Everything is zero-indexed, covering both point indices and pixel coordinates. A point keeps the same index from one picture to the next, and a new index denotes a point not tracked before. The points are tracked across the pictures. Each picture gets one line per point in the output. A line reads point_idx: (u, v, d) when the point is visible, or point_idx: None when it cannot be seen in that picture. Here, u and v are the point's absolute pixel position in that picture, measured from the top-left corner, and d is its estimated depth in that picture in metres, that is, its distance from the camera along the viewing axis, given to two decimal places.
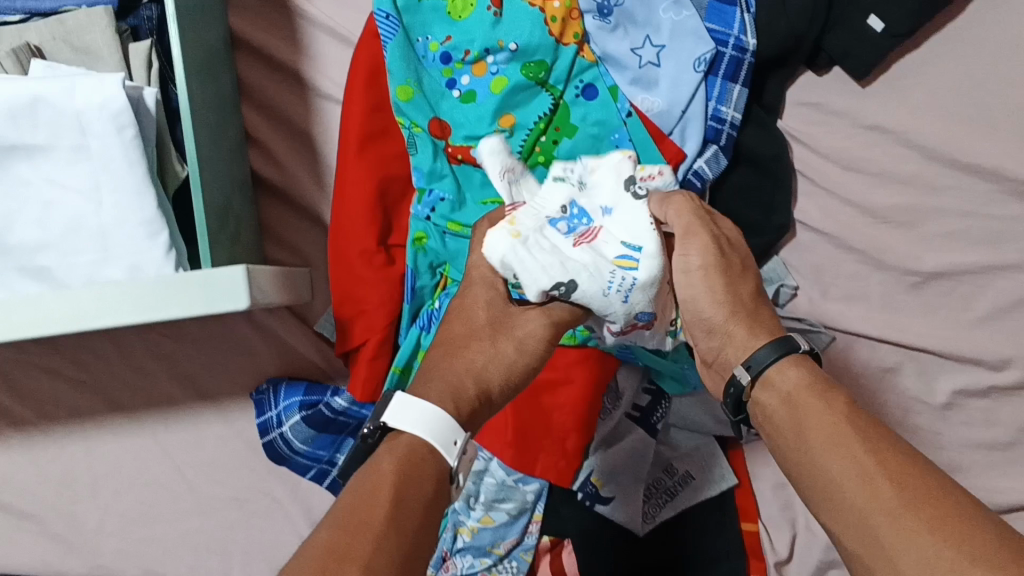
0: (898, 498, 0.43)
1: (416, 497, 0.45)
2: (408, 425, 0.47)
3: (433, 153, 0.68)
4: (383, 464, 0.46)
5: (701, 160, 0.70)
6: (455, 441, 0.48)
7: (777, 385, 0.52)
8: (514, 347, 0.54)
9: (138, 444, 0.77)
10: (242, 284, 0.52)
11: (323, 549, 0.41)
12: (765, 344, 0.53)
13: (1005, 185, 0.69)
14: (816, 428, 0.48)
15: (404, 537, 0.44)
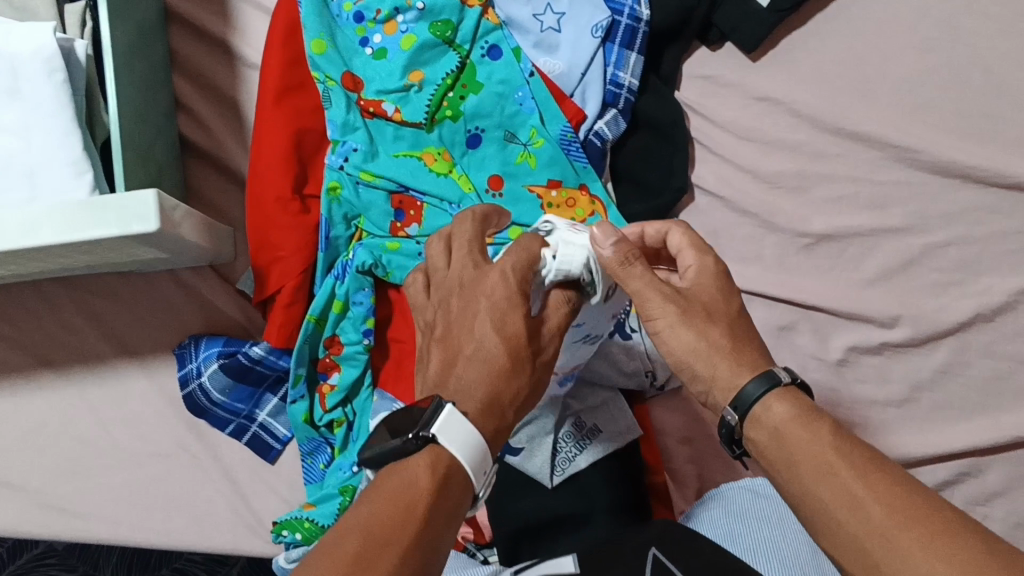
0: (887, 516, 0.42)
1: (445, 514, 0.43)
2: (453, 444, 0.45)
3: (346, 105, 0.70)
4: (421, 475, 0.43)
5: (601, 122, 0.73)
6: (484, 470, 0.46)
7: (764, 422, 0.48)
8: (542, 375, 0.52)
9: (63, 400, 0.79)
10: (151, 208, 0.58)
11: (348, 560, 0.38)
12: (752, 377, 0.49)
13: (888, 152, 0.74)
14: (806, 462, 0.46)
15: (427, 558, 0.41)
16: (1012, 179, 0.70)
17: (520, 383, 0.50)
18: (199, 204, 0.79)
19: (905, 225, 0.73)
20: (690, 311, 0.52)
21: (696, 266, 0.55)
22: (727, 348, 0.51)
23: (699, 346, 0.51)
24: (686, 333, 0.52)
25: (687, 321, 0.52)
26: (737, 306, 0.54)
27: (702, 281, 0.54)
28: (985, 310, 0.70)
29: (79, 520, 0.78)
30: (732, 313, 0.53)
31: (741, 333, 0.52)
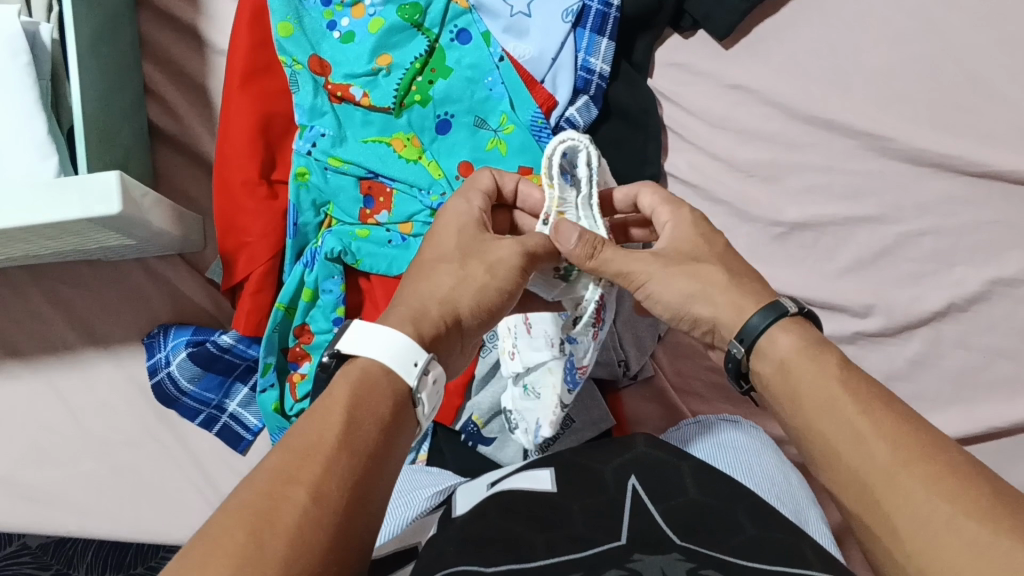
0: (890, 454, 0.43)
1: (369, 417, 0.45)
2: (367, 348, 0.48)
3: (313, 90, 0.71)
4: (338, 389, 0.46)
5: (573, 109, 0.71)
6: (414, 362, 0.49)
7: (768, 353, 0.51)
8: (484, 270, 0.55)
9: (32, 388, 0.79)
10: (113, 189, 0.58)
11: (272, 473, 0.41)
12: (755, 311, 0.52)
13: (861, 140, 0.73)
14: (811, 395, 0.47)
15: (356, 461, 0.43)
16: (988, 169, 0.69)
17: (452, 279, 0.54)
18: (170, 190, 0.80)
19: (880, 214, 0.72)
20: (675, 260, 0.56)
21: (671, 221, 0.59)
22: (724, 288, 0.54)
23: (696, 287, 0.55)
24: (683, 280, 0.55)
25: (679, 267, 0.56)
26: (722, 246, 0.57)
27: (682, 231, 0.58)
28: (958, 300, 0.70)
29: (48, 509, 0.77)
30: (720, 252, 0.57)
31: (733, 271, 0.55)
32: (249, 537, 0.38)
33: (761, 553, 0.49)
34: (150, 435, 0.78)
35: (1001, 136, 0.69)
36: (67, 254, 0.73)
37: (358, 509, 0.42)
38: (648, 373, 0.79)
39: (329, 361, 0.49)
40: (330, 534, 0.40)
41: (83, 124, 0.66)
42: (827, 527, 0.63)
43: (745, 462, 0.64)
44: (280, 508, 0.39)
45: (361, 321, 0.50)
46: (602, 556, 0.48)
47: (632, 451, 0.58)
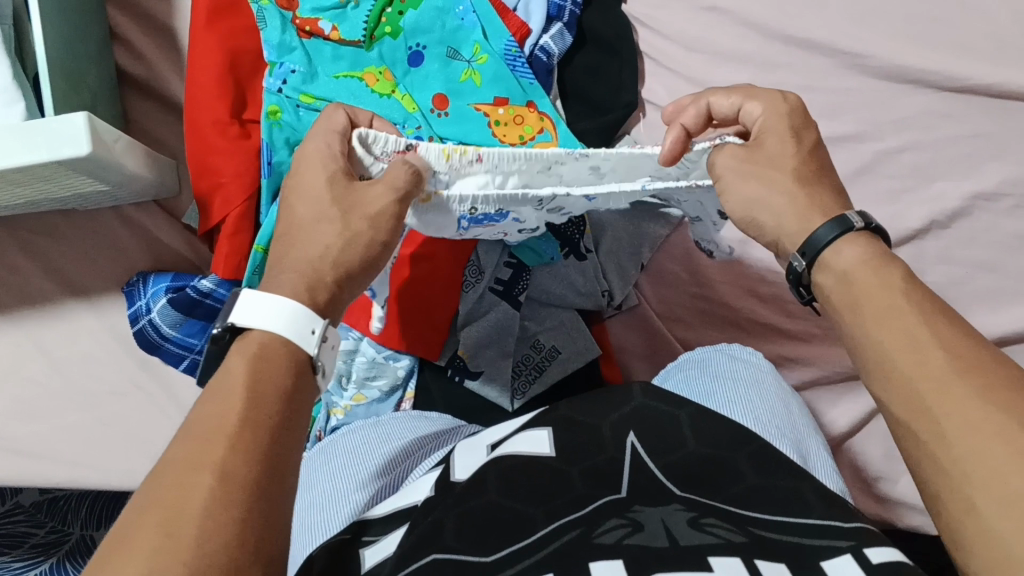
0: (949, 365, 0.42)
1: (271, 387, 0.43)
2: (263, 322, 0.46)
3: (281, 25, 0.70)
4: (234, 366, 0.44)
5: (546, 37, 0.73)
6: (313, 329, 0.47)
7: (832, 264, 0.50)
8: (368, 224, 0.52)
9: (12, 342, 0.78)
10: (80, 128, 0.56)
11: (173, 466, 0.39)
12: (825, 222, 0.50)
13: (839, 58, 0.73)
14: (870, 306, 0.47)
15: (262, 434, 0.42)
16: (966, 83, 0.69)
17: (336, 239, 0.51)
18: (141, 136, 0.79)
19: (858, 131, 0.72)
20: (761, 163, 0.53)
21: (762, 114, 0.55)
22: (796, 193, 0.52)
23: (763, 196, 0.53)
24: (750, 184, 0.53)
25: (749, 170, 0.53)
26: (807, 144, 0.54)
27: (773, 121, 0.54)
28: (939, 216, 0.69)
29: (38, 462, 0.77)
30: (800, 156, 0.54)
31: (809, 175, 0.53)
32: (158, 531, 0.36)
33: (763, 500, 0.50)
34: (136, 383, 0.79)
35: (979, 47, 0.69)
36: (41, 204, 0.73)
37: (280, 476, 0.41)
38: (632, 302, 0.79)
39: (219, 334, 0.46)
40: (243, 513, 0.38)
41: (48, 68, 0.64)
42: (828, 454, 0.63)
43: (743, 396, 0.63)
44: (183, 498, 0.38)
45: (251, 291, 0.46)
46: (603, 508, 0.50)
47: (631, 403, 0.57)
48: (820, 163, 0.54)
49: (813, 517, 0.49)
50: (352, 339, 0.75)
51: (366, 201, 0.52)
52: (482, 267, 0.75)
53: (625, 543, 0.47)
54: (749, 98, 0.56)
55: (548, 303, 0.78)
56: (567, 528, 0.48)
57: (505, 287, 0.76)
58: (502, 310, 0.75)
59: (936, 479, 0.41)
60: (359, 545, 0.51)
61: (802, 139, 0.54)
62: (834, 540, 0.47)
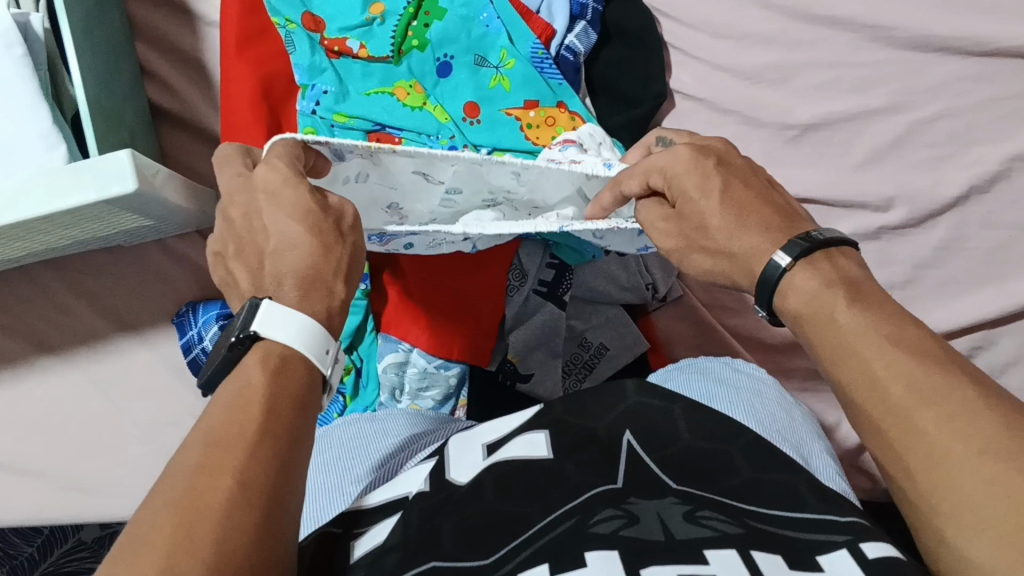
0: (905, 396, 0.43)
1: (288, 398, 0.43)
2: (282, 334, 0.45)
3: (309, 47, 0.71)
4: (253, 376, 0.43)
5: (571, 35, 0.74)
6: (326, 350, 0.47)
7: (784, 309, 0.50)
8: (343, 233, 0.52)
9: (71, 382, 0.80)
10: (124, 165, 0.57)
11: (193, 466, 0.38)
12: (766, 262, 0.50)
13: (864, 32, 0.72)
14: (825, 343, 0.47)
15: (279, 444, 0.41)
16: (998, 45, 0.68)
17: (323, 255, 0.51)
18: (179, 168, 0.80)
19: (891, 103, 0.71)
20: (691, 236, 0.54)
21: (665, 177, 0.54)
22: (736, 251, 0.52)
23: (714, 265, 0.54)
24: (700, 258, 0.54)
25: (696, 247, 0.54)
26: (718, 189, 0.53)
27: (681, 171, 0.54)
28: (978, 181, 0.69)
29: (108, 498, 0.80)
30: (721, 202, 0.52)
31: (740, 221, 0.51)
32: (177, 531, 0.35)
33: (758, 493, 0.52)
34: (194, 412, 0.80)
35: (1007, 7, 0.68)
36: (90, 243, 0.74)
37: (290, 484, 0.41)
38: (677, 293, 0.79)
39: (239, 342, 0.44)
40: (259, 520, 0.38)
41: (88, 109, 0.65)
42: (831, 459, 0.62)
43: (745, 398, 0.63)
44: (206, 498, 0.37)
45: (271, 303, 0.46)
46: (599, 496, 0.50)
47: (626, 401, 0.59)
48: (740, 178, 0.54)
49: (810, 511, 0.50)
50: (403, 351, 0.73)
51: (342, 214, 0.52)
52: (526, 271, 0.75)
53: (620, 534, 0.47)
54: (654, 167, 0.55)
55: (591, 300, 0.78)
56: (564, 518, 0.49)
57: (550, 289, 0.76)
58: (547, 312, 0.76)
59: (914, 511, 0.42)
60: (350, 537, 0.52)
61: (714, 182, 0.53)
62: (831, 535, 0.47)
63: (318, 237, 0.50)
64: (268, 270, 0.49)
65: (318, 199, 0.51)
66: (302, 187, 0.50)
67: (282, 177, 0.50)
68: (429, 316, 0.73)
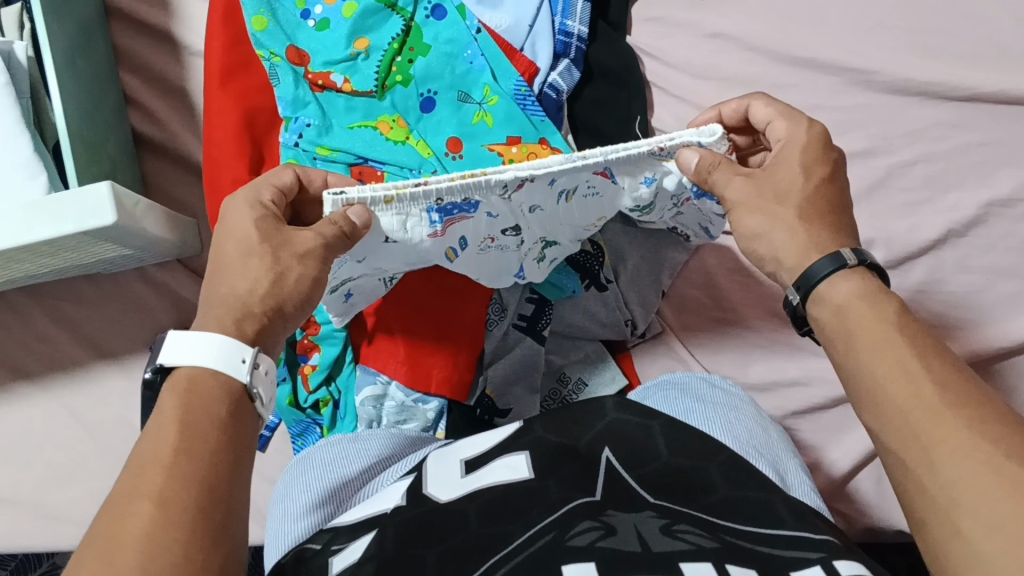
0: (941, 397, 0.44)
1: (203, 414, 0.45)
2: (189, 359, 0.47)
3: (294, 81, 0.72)
4: (167, 404, 0.45)
5: (555, 74, 0.75)
6: (242, 358, 0.48)
7: (828, 298, 0.52)
8: (294, 260, 0.53)
9: (45, 409, 0.80)
10: (103, 197, 0.57)
11: (119, 497, 0.41)
12: (824, 256, 0.53)
13: (844, 76, 0.73)
14: (866, 339, 0.49)
15: (199, 460, 0.43)
16: (974, 92, 0.69)
17: (264, 277, 0.52)
18: (161, 197, 0.81)
19: (869, 146, 0.72)
20: (761, 195, 0.56)
21: (787, 139, 0.57)
22: (796, 230, 0.54)
23: (766, 229, 0.55)
24: (758, 217, 0.56)
25: (761, 202, 0.56)
26: (818, 177, 0.56)
27: (789, 154, 0.57)
28: (956, 225, 0.69)
29: (75, 525, 0.78)
30: (814, 186, 0.56)
31: (815, 211, 0.55)
32: (99, 561, 0.37)
33: (735, 511, 0.52)
34: None
35: (984, 55, 0.70)
36: (66, 271, 0.74)
37: (221, 499, 0.42)
38: (656, 330, 0.79)
39: (151, 378, 0.48)
40: (184, 530, 0.39)
41: (69, 139, 0.65)
42: (806, 475, 0.63)
43: (721, 415, 0.64)
44: (123, 525, 0.39)
45: (174, 332, 0.48)
46: (579, 509, 0.51)
47: (603, 420, 0.59)
48: (837, 187, 0.57)
49: (786, 530, 0.50)
50: (380, 384, 0.73)
51: (295, 241, 0.53)
52: (506, 304, 0.76)
53: (597, 545, 0.46)
54: (784, 124, 0.58)
55: (571, 336, 0.78)
56: (543, 533, 0.48)
57: (529, 324, 0.76)
58: (527, 347, 0.75)
59: (925, 506, 0.42)
60: (327, 554, 0.51)
61: (817, 171, 0.56)
62: (805, 552, 0.47)
63: (247, 258, 0.52)
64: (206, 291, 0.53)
65: (268, 225, 0.54)
66: (249, 214, 0.54)
67: (246, 203, 0.55)
68: (408, 349, 0.73)
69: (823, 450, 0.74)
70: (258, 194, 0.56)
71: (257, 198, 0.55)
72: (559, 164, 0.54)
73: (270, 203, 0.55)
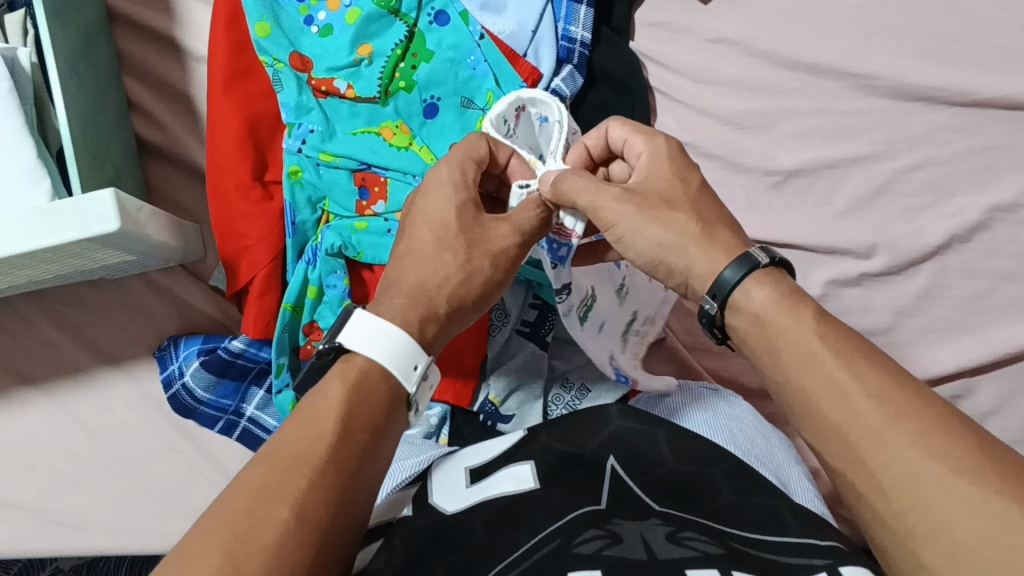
0: (877, 413, 0.43)
1: (363, 422, 0.46)
2: (366, 349, 0.49)
3: (297, 88, 0.73)
4: (332, 393, 0.47)
5: (557, 80, 0.74)
6: (415, 365, 0.51)
7: (745, 307, 0.50)
8: (489, 262, 0.56)
9: (49, 414, 0.80)
10: (106, 204, 0.57)
11: (255, 486, 0.42)
12: (728, 263, 0.51)
13: (847, 81, 0.73)
14: (792, 354, 0.47)
15: (341, 473, 0.44)
16: (977, 97, 0.69)
17: (458, 271, 0.55)
18: (163, 202, 0.81)
19: (872, 151, 0.72)
20: (649, 205, 0.55)
21: (648, 152, 0.58)
22: (702, 236, 0.53)
23: (670, 237, 0.53)
24: (652, 226, 0.54)
25: (651, 212, 0.54)
26: (695, 188, 0.57)
27: (656, 165, 0.58)
28: (960, 230, 0.69)
29: (78, 531, 0.78)
30: (693, 192, 0.56)
31: (707, 214, 0.55)
32: (230, 558, 0.38)
33: (740, 516, 0.52)
34: (171, 447, 0.80)
35: (986, 59, 0.70)
36: (71, 277, 0.74)
37: (339, 519, 0.43)
38: (660, 334, 0.78)
39: (325, 352, 0.50)
40: (311, 550, 0.41)
41: (72, 145, 0.65)
42: (809, 482, 0.64)
43: (724, 423, 0.65)
44: (261, 522, 0.40)
45: (364, 312, 0.50)
46: (582, 518, 0.50)
47: (609, 427, 0.59)
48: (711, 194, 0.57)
49: (791, 536, 0.49)
50: None
51: (490, 238, 0.56)
52: (508, 310, 0.76)
53: (603, 552, 0.46)
54: (642, 138, 0.59)
55: (575, 341, 0.78)
56: (548, 539, 0.48)
57: (532, 329, 0.76)
58: (529, 352, 0.75)
59: (883, 531, 0.42)
60: None
61: (691, 182, 0.57)
62: (811, 559, 0.47)
63: (443, 251, 0.55)
64: (393, 268, 0.56)
65: (468, 216, 0.56)
66: (453, 201, 0.56)
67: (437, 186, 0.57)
68: None
69: None
70: (463, 171, 0.58)
71: (462, 169, 0.57)
72: (541, 99, 0.65)
73: (475, 181, 0.58)
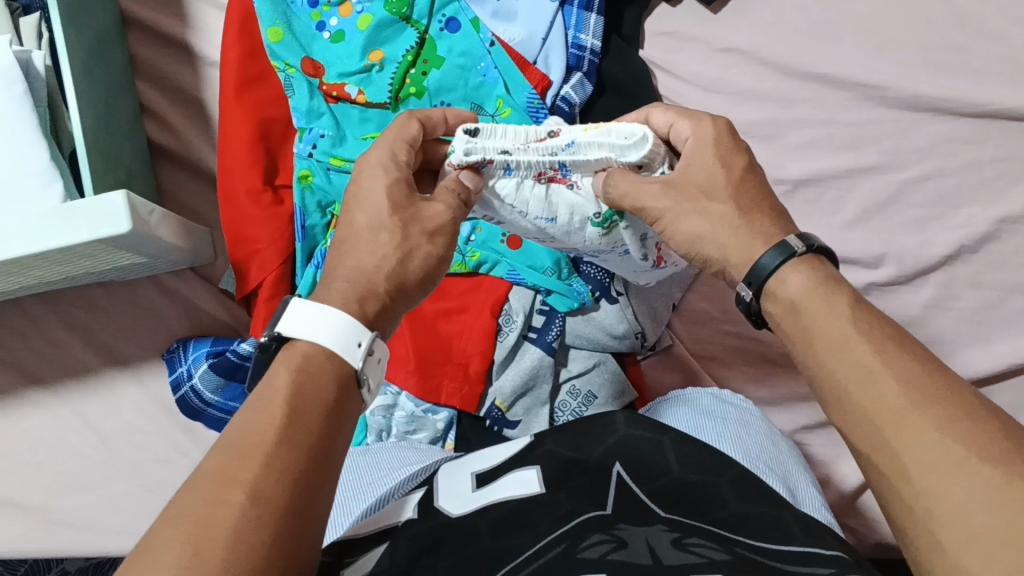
0: (904, 396, 0.43)
1: (316, 404, 0.45)
2: (307, 335, 0.48)
3: (308, 92, 0.74)
4: (277, 379, 0.45)
5: (568, 87, 0.75)
6: (359, 343, 0.49)
7: (779, 293, 0.51)
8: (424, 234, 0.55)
9: (57, 415, 0.80)
10: (115, 206, 0.57)
11: (210, 476, 0.40)
12: (769, 248, 0.52)
13: (856, 91, 0.73)
14: (822, 338, 0.48)
15: (296, 452, 0.42)
16: (988, 107, 0.69)
17: (394, 249, 0.54)
18: (174, 206, 0.82)
19: (881, 162, 0.72)
20: (689, 196, 0.56)
21: (694, 137, 0.58)
22: (739, 225, 0.54)
23: (707, 228, 0.55)
24: (694, 218, 0.55)
25: (690, 205, 0.55)
26: (740, 170, 0.56)
27: (701, 151, 0.57)
28: (968, 241, 0.69)
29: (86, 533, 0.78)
30: (736, 180, 0.56)
31: (747, 201, 0.55)
32: (185, 548, 0.37)
33: (745, 526, 0.52)
34: (177, 449, 0.80)
35: (994, 71, 0.70)
36: (80, 279, 0.75)
37: (309, 510, 0.42)
38: (666, 342, 0.80)
39: (267, 343, 0.48)
40: (271, 533, 0.39)
41: (85, 148, 0.66)
42: (817, 492, 0.63)
43: (732, 432, 0.64)
44: (215, 511, 0.39)
45: (299, 301, 0.49)
46: (589, 522, 0.50)
47: (616, 434, 0.59)
48: (759, 179, 0.57)
49: (797, 545, 0.49)
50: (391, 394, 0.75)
51: (423, 215, 0.55)
52: (514, 315, 0.76)
53: (608, 557, 0.46)
54: (691, 123, 0.58)
55: (587, 347, 0.77)
56: (553, 545, 0.48)
57: (539, 335, 0.76)
58: (536, 356, 0.76)
59: (902, 515, 0.42)
60: (340, 566, 0.51)
61: (737, 165, 0.56)
62: (815, 567, 0.47)
63: (377, 232, 0.54)
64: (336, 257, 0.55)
65: (401, 195, 0.55)
66: (383, 181, 0.56)
67: (372, 170, 0.57)
68: (418, 360, 0.74)
69: (833, 465, 0.74)
70: (393, 153, 0.57)
71: (391, 150, 0.57)
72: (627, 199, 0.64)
73: (409, 161, 0.57)
